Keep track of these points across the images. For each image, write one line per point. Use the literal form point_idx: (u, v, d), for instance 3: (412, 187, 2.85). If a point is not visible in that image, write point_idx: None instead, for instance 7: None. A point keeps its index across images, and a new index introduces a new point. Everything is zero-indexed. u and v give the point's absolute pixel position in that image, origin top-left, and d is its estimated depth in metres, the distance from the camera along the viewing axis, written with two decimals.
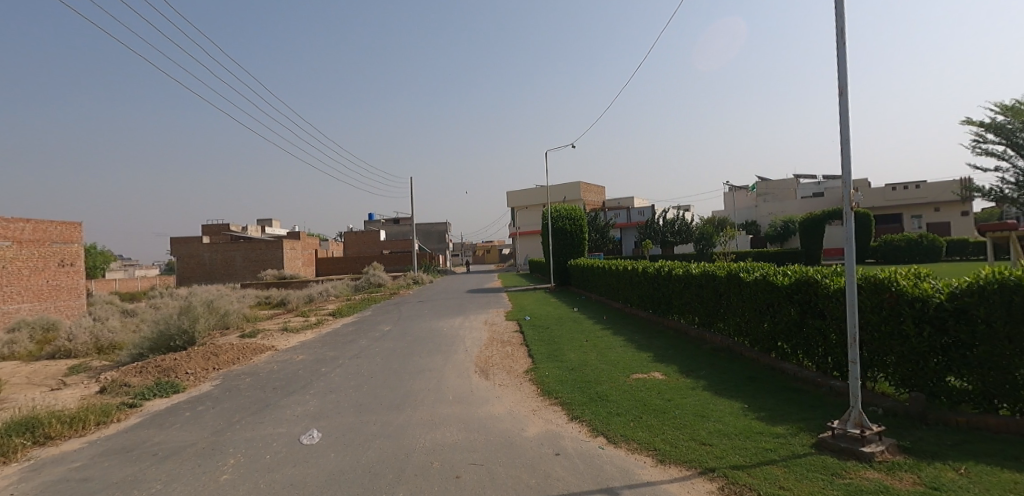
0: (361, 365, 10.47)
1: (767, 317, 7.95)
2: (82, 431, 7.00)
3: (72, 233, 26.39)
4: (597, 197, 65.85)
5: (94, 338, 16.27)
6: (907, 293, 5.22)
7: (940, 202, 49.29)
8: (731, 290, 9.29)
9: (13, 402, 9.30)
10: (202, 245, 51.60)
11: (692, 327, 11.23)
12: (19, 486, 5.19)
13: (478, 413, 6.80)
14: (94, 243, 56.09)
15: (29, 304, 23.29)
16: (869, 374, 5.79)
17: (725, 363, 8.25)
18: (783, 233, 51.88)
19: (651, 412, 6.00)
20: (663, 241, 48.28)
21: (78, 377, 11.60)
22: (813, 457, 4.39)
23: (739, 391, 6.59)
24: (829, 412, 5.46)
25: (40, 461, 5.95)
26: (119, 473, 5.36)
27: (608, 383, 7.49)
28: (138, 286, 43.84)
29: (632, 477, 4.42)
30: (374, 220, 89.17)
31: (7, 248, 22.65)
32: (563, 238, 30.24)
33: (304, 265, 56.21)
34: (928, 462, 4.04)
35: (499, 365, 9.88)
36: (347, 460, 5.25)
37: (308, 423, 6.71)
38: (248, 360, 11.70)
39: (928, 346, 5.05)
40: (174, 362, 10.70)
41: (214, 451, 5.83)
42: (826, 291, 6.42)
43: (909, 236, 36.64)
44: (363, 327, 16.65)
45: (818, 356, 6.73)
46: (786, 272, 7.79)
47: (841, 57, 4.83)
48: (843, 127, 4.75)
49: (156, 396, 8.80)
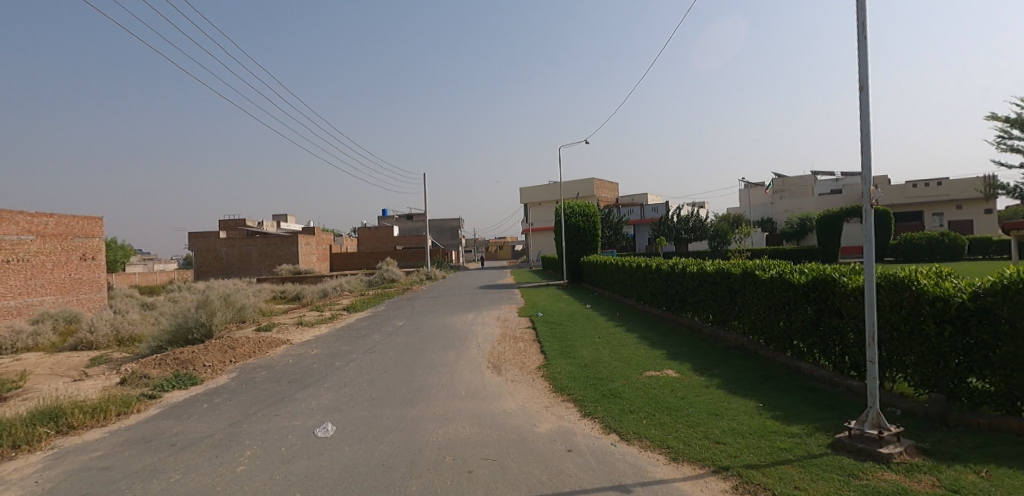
0: (375, 360, 10.58)
1: (783, 316, 7.87)
2: (104, 421, 7.15)
3: (93, 228, 26.95)
4: (610, 194, 65.64)
5: (115, 331, 16.61)
6: (928, 292, 5.12)
7: (962, 199, 48.29)
8: (747, 287, 9.20)
9: (38, 392, 9.54)
10: (219, 240, 52.29)
11: (707, 324, 11.14)
12: (44, 473, 5.33)
13: (490, 408, 6.84)
14: (115, 239, 57.41)
15: (52, 296, 23.83)
16: (888, 374, 5.70)
17: (740, 361, 8.16)
18: (799, 230, 51.27)
19: (665, 410, 5.96)
20: (677, 238, 47.82)
21: (99, 368, 11.85)
22: (829, 457, 4.34)
23: (754, 390, 6.52)
24: (846, 412, 5.38)
25: (63, 449, 6.09)
26: (138, 463, 5.47)
27: (620, 380, 7.45)
28: (157, 280, 44.57)
29: (644, 475, 4.41)
30: (387, 217, 89.88)
31: (30, 242, 23.14)
32: (575, 234, 30.16)
33: (318, 261, 56.71)
34: (948, 465, 3.96)
35: (511, 361, 9.90)
36: (360, 454, 5.30)
37: (322, 417, 6.78)
38: (264, 354, 11.86)
39: (949, 346, 4.96)
40: (192, 354, 10.88)
41: (231, 443, 5.92)
42: (844, 289, 6.33)
43: (930, 234, 35.94)
44: (376, 322, 16.80)
45: (835, 356, 6.63)
46: (803, 269, 7.69)
47: (862, 52, 4.74)
48: (864, 123, 4.67)
49: (174, 388, 8.96)
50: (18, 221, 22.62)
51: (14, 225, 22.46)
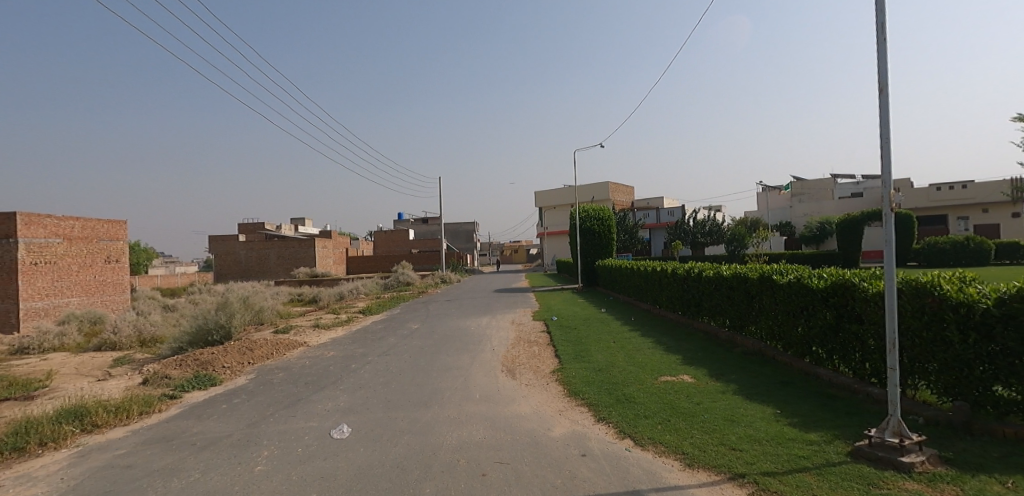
0: (390, 363, 10.63)
1: (801, 321, 7.75)
2: (126, 420, 7.31)
3: (118, 231, 27.58)
4: (626, 197, 65.34)
5: (137, 332, 16.97)
6: (951, 298, 5.01)
7: (988, 203, 47.11)
8: (764, 292, 9.09)
9: (64, 391, 9.79)
10: (239, 242, 53.14)
11: (723, 330, 11.02)
12: (69, 471, 5.46)
13: (505, 412, 6.85)
14: (137, 242, 58.72)
15: (78, 298, 24.42)
16: (910, 382, 5.62)
17: (757, 367, 8.06)
18: (818, 234, 50.54)
19: (680, 415, 5.92)
20: (693, 242, 47.37)
21: (122, 368, 12.12)
22: (849, 465, 4.27)
23: (771, 396, 6.45)
24: (866, 420, 5.30)
25: (88, 447, 6.24)
26: (159, 461, 5.57)
27: (635, 385, 7.42)
28: (178, 282, 45.40)
29: (659, 480, 4.38)
30: (403, 220, 90.63)
31: (57, 244, 23.74)
32: (590, 238, 30.05)
33: (335, 264, 57.34)
34: (972, 475, 3.87)
35: (525, 364, 9.89)
36: (376, 455, 5.36)
37: (338, 418, 6.86)
38: (282, 356, 12.00)
39: (973, 353, 4.83)
40: (211, 356, 11.05)
41: (249, 443, 6.01)
42: (864, 294, 6.21)
43: (955, 238, 35.10)
44: (392, 325, 16.91)
45: (855, 362, 6.53)
46: (822, 274, 7.57)
47: (881, 54, 4.67)
48: (883, 126, 4.60)
49: (194, 388, 9.13)
50: (46, 224, 23.22)
51: (43, 229, 23.06)
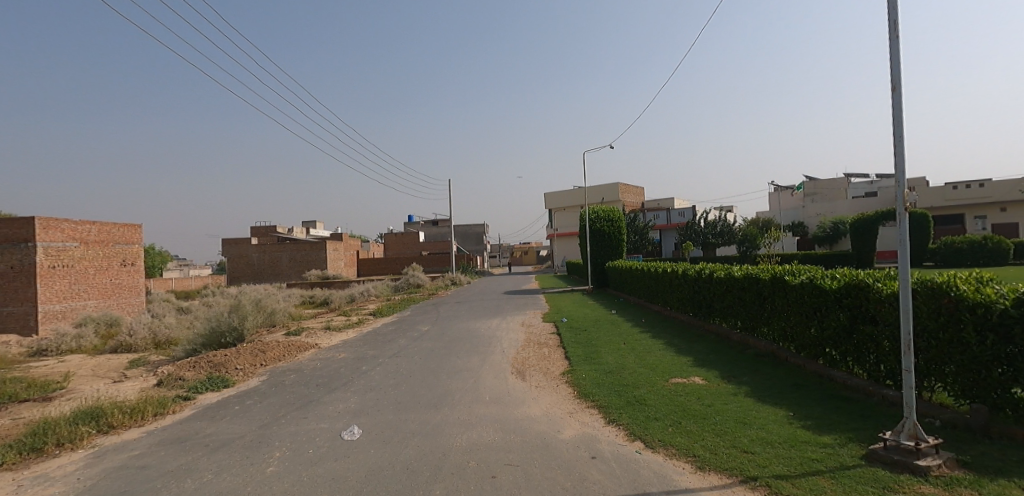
0: (400, 364, 10.68)
1: (814, 323, 7.66)
2: (141, 421, 7.41)
3: (133, 235, 28.00)
4: (635, 198, 65.27)
5: (152, 334, 17.22)
6: (968, 298, 4.92)
7: (1006, 201, 46.31)
8: (776, 292, 9.02)
9: (80, 393, 9.93)
10: (251, 245, 53.59)
11: (734, 331, 10.96)
12: (86, 471, 5.54)
13: (514, 413, 6.85)
14: (152, 246, 59.55)
15: (95, 300, 24.78)
16: (926, 384, 5.54)
17: (770, 369, 7.97)
18: (832, 234, 50.03)
19: (691, 418, 5.87)
20: (704, 243, 47.11)
21: (138, 370, 12.27)
22: (864, 469, 4.21)
23: (784, 399, 6.36)
24: (882, 422, 5.23)
25: (103, 448, 6.32)
26: (174, 462, 5.63)
27: (645, 387, 7.38)
28: (192, 285, 45.92)
29: (669, 483, 4.36)
30: (414, 222, 91.17)
31: (75, 248, 24.10)
32: (601, 239, 29.93)
33: (346, 266, 57.74)
34: (991, 479, 3.80)
35: (535, 366, 9.89)
36: (387, 456, 5.39)
37: (349, 420, 6.89)
38: (293, 358, 12.11)
39: (991, 355, 4.72)
40: (225, 357, 11.18)
41: (261, 444, 6.06)
42: (877, 295, 6.14)
43: (971, 237, 34.57)
44: (402, 326, 16.99)
45: (869, 364, 6.43)
46: (836, 274, 7.50)
47: (894, 51, 4.62)
48: (897, 124, 4.54)
49: (208, 389, 9.25)
50: (63, 228, 23.62)
51: (60, 233, 23.45)
